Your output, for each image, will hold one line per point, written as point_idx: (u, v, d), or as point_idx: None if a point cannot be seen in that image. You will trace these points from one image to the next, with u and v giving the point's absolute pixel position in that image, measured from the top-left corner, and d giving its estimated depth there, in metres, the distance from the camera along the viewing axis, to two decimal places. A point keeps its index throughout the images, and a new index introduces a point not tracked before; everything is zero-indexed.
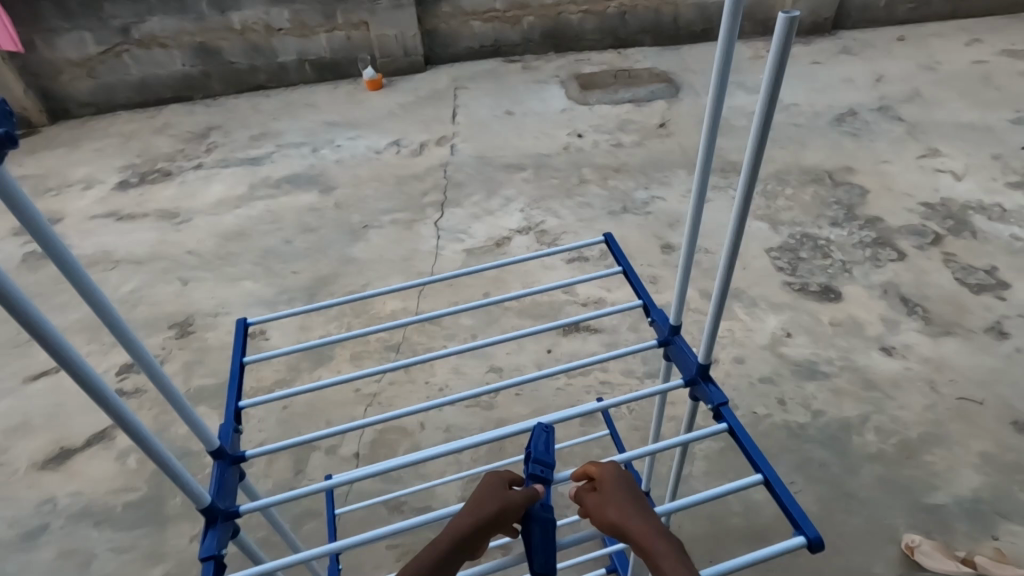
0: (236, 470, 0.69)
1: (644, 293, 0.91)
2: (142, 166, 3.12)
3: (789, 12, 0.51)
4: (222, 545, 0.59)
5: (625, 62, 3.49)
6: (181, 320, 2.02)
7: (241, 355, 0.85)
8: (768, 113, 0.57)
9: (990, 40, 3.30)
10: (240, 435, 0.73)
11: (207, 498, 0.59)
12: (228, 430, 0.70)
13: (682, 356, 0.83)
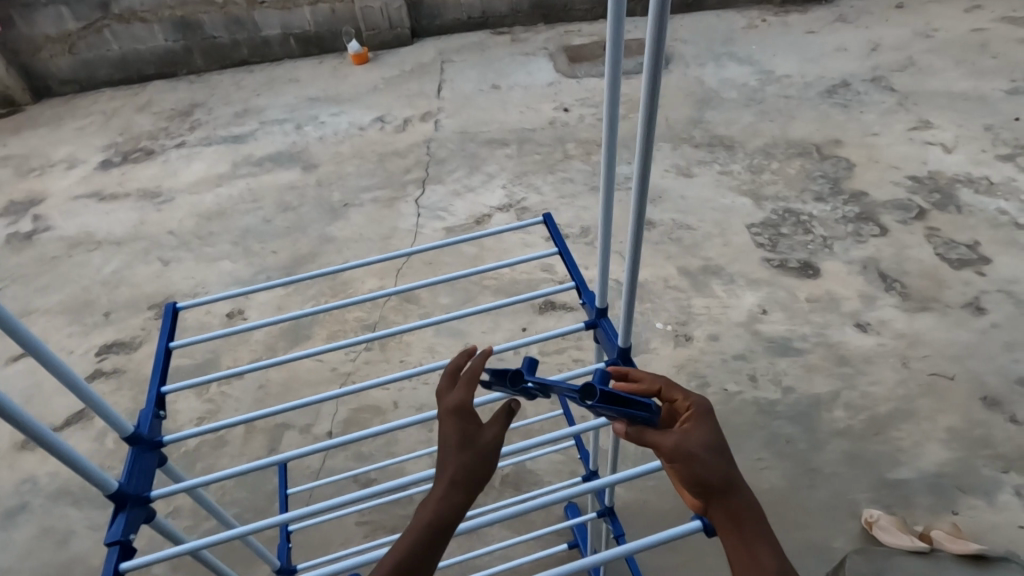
0: (156, 455, 0.68)
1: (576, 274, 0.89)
2: (125, 145, 3.09)
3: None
4: (132, 530, 0.58)
5: (615, 33, 3.40)
6: (161, 301, 2.03)
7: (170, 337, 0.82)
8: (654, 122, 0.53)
9: (991, 6, 3.20)
10: (161, 420, 0.70)
11: (116, 485, 0.59)
12: (148, 414, 0.68)
13: (609, 337, 0.82)
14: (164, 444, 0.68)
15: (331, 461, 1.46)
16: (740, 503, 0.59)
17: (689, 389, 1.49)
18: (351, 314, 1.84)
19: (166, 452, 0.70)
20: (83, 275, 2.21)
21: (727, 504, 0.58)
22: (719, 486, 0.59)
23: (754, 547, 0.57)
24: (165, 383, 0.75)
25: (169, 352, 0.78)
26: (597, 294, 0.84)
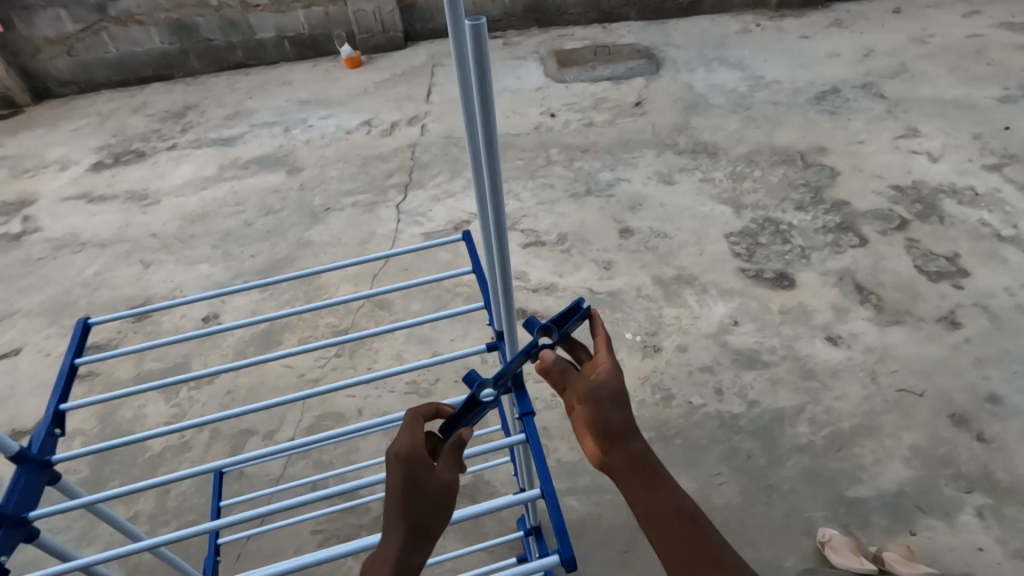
0: (43, 475, 0.74)
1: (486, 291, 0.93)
2: (117, 146, 3.12)
3: (474, 20, 0.49)
4: (4, 551, 0.65)
5: (608, 37, 3.38)
6: (139, 304, 2.04)
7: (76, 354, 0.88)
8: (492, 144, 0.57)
9: (990, 12, 3.14)
10: (53, 439, 0.78)
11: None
12: (39, 435, 0.75)
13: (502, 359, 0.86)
14: (52, 464, 0.75)
15: (292, 468, 1.46)
16: (646, 456, 0.66)
17: (652, 402, 1.47)
18: (324, 320, 1.85)
19: (55, 470, 0.77)
20: (66, 276, 2.23)
21: (632, 454, 0.66)
22: (617, 429, 0.67)
23: (655, 496, 0.65)
24: (65, 401, 0.81)
25: (73, 371, 0.86)
26: (493, 317, 0.87)
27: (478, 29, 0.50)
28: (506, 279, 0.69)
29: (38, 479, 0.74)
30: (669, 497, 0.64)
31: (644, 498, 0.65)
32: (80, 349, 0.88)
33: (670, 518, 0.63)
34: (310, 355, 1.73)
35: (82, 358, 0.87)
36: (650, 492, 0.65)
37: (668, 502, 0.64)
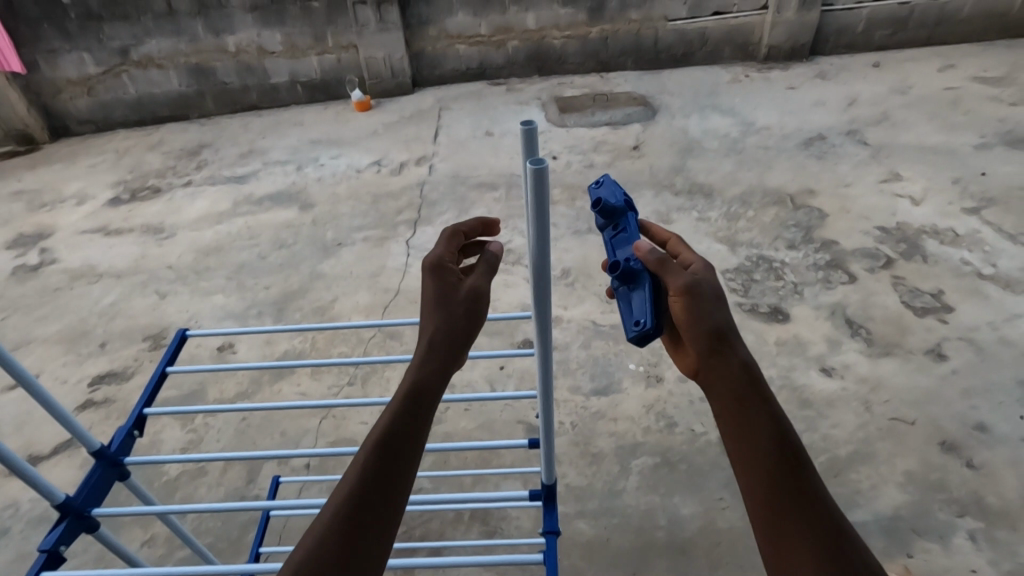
0: (115, 470, 0.88)
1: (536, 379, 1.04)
2: (133, 182, 3.22)
3: (539, 167, 0.57)
4: (63, 541, 0.79)
5: (605, 86, 3.57)
6: (155, 333, 2.10)
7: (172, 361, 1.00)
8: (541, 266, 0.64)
9: (963, 66, 3.34)
10: (134, 439, 0.90)
11: (63, 497, 0.79)
12: (120, 435, 0.88)
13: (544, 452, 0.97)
14: (122, 464, 0.88)
15: (307, 492, 1.50)
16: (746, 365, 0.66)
17: (656, 430, 1.53)
18: (337, 349, 1.92)
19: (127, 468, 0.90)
20: (81, 305, 2.29)
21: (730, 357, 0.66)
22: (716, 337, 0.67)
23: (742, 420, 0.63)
24: (149, 405, 0.94)
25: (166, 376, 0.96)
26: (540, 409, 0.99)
27: (540, 171, 0.57)
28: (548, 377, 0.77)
29: (110, 474, 0.87)
30: (767, 434, 0.62)
31: (733, 412, 0.64)
32: (173, 357, 0.98)
33: (759, 448, 0.62)
34: (324, 384, 1.80)
35: (172, 366, 0.96)
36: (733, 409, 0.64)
37: (761, 436, 0.62)
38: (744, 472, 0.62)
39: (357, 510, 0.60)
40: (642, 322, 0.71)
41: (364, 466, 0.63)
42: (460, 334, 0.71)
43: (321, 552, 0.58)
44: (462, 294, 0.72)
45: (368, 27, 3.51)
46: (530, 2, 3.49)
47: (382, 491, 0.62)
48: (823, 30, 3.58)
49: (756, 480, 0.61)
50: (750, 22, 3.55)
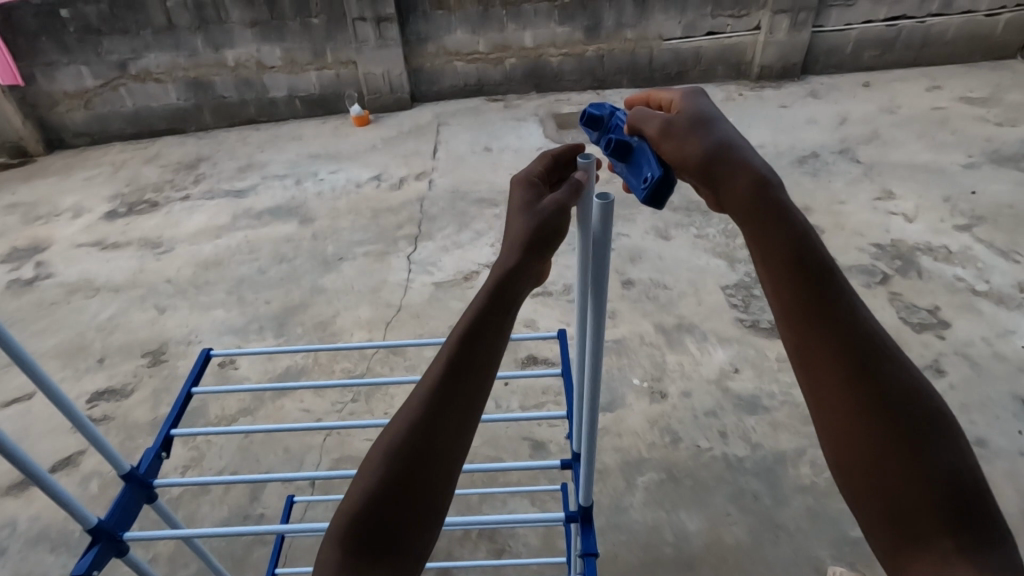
0: (144, 492, 0.90)
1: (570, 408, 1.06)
2: (130, 195, 3.21)
3: (605, 199, 0.61)
4: (96, 566, 0.79)
5: (602, 103, 3.62)
6: (154, 348, 2.09)
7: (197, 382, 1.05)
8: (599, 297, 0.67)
9: (949, 87, 3.43)
10: (162, 461, 0.93)
11: (95, 521, 0.80)
12: (148, 457, 0.91)
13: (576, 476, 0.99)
14: (151, 485, 0.90)
15: (312, 511, 1.49)
16: (776, 197, 0.58)
17: (661, 445, 1.54)
18: (340, 365, 1.92)
19: (154, 491, 0.92)
20: (79, 320, 2.27)
21: (751, 189, 0.59)
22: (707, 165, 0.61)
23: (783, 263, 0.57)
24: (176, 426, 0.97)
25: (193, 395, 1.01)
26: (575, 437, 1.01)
27: (606, 204, 0.60)
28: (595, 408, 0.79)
29: (139, 496, 0.90)
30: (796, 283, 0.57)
31: (767, 252, 0.58)
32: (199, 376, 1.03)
33: (800, 290, 0.56)
34: (327, 400, 1.79)
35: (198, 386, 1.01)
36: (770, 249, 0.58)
37: (804, 275, 0.57)
38: (781, 314, 0.58)
39: (427, 429, 0.57)
40: (649, 175, 0.65)
41: (433, 381, 0.59)
42: (546, 242, 0.63)
43: (390, 471, 0.55)
44: (548, 202, 0.64)
45: (367, 43, 3.54)
46: (528, 20, 3.54)
47: (435, 433, 0.57)
48: (814, 50, 3.66)
49: (801, 325, 0.56)
50: (743, 42, 3.63)
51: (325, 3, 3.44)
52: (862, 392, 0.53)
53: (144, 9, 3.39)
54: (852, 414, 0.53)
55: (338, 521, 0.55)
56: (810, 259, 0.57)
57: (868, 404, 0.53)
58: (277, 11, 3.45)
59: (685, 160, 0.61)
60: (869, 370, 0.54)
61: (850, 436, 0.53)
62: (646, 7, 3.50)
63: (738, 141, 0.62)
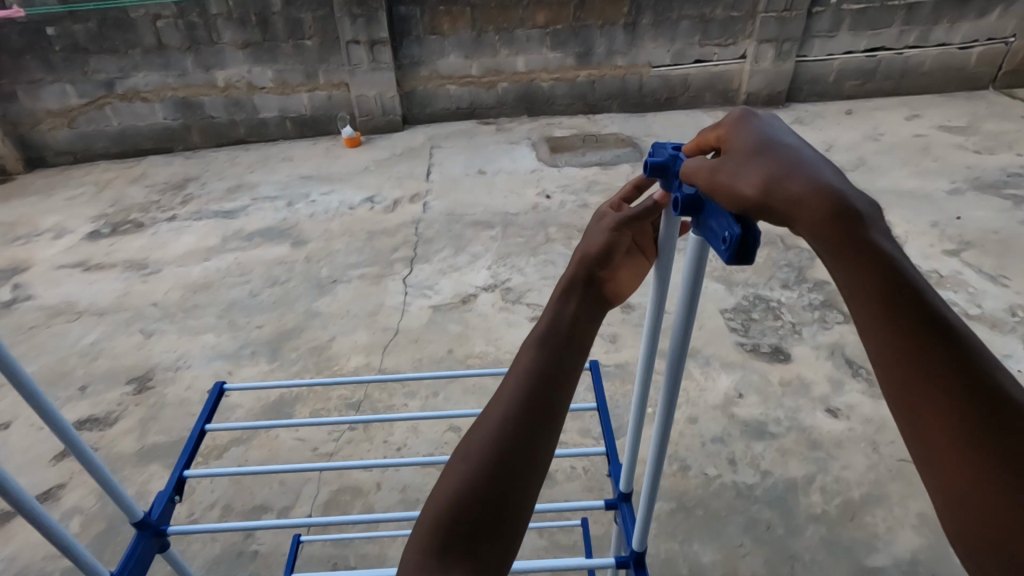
0: (156, 540, 0.95)
1: (613, 455, 1.10)
2: (115, 216, 3.13)
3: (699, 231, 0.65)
4: None
5: (594, 127, 3.66)
6: (140, 374, 2.01)
7: (207, 421, 1.17)
8: (685, 325, 0.71)
9: (929, 115, 3.54)
10: (173, 505, 0.98)
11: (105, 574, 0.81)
12: (160, 504, 0.96)
13: (624, 518, 1.03)
14: (165, 532, 0.96)
15: (310, 547, 1.42)
16: (859, 217, 0.48)
17: (670, 473, 1.51)
18: (336, 392, 1.86)
19: (165, 539, 0.98)
20: (60, 346, 2.18)
21: (827, 211, 0.47)
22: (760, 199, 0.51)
23: (879, 293, 0.46)
24: (187, 469, 1.04)
25: (204, 433, 1.14)
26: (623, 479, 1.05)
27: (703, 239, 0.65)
28: (664, 437, 0.82)
29: (153, 544, 0.95)
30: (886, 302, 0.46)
31: (858, 283, 0.47)
32: (209, 415, 1.18)
33: (904, 323, 0.45)
34: (324, 429, 1.73)
35: (209, 425, 1.16)
36: (862, 275, 0.47)
37: (905, 307, 0.46)
38: (879, 355, 0.46)
39: (512, 429, 0.54)
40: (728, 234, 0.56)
41: (514, 382, 0.58)
42: (614, 252, 0.68)
43: (479, 473, 0.52)
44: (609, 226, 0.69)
45: (360, 66, 3.53)
46: (520, 46, 3.58)
47: (522, 437, 0.54)
48: (798, 79, 3.76)
49: (908, 366, 0.45)
50: (730, 70, 3.71)
51: (319, 26, 3.44)
52: (993, 443, 0.42)
53: (133, 29, 3.35)
54: (989, 477, 0.42)
55: (422, 525, 0.51)
56: (908, 289, 0.46)
57: (1007, 464, 0.42)
58: (270, 33, 3.44)
59: (736, 200, 0.53)
60: (1003, 421, 0.43)
61: (994, 511, 0.41)
62: (636, 35, 3.57)
63: (807, 160, 0.51)
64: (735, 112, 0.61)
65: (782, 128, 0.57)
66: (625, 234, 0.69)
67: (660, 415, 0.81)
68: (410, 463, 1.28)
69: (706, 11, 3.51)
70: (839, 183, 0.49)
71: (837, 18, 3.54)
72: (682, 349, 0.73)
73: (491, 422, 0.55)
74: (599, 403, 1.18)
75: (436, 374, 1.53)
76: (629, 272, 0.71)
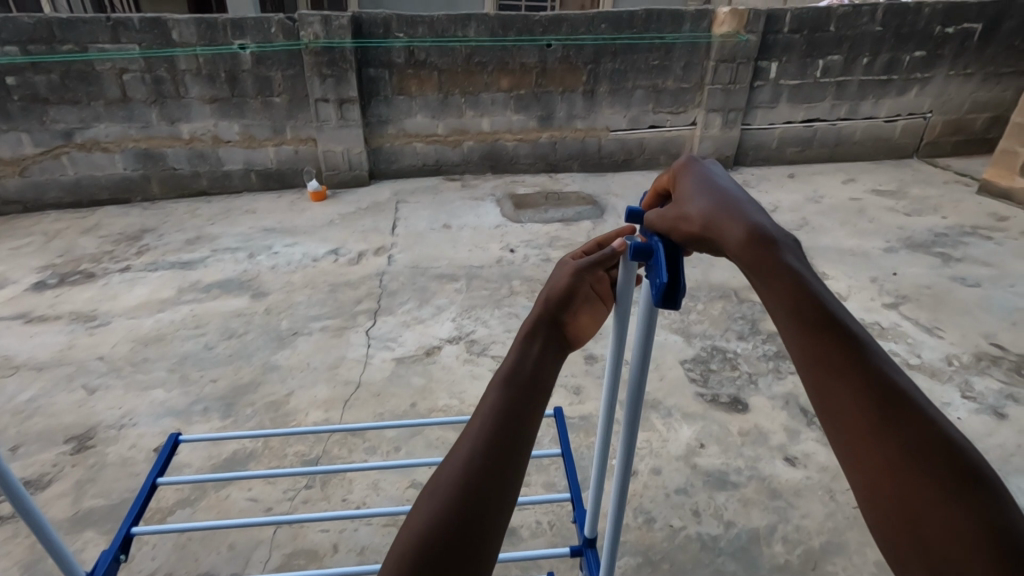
0: None
1: (578, 501, 1.11)
2: (63, 267, 3.01)
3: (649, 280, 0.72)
4: None
5: (557, 185, 3.80)
6: (80, 433, 1.89)
7: (157, 474, 1.15)
8: (640, 369, 0.75)
9: (862, 180, 3.84)
10: (119, 563, 0.98)
11: None
12: (102, 562, 0.95)
13: (589, 566, 1.04)
14: None
15: None
16: (778, 242, 0.58)
17: (635, 526, 1.50)
18: (293, 448, 1.80)
19: None
20: None
21: (752, 235, 0.58)
22: (701, 231, 0.62)
23: (797, 305, 0.54)
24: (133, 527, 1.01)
25: (154, 488, 1.11)
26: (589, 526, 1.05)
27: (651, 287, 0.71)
28: (625, 484, 0.84)
29: None
30: (809, 320, 0.53)
31: (781, 301, 0.55)
32: (162, 469, 1.14)
33: (815, 331, 0.53)
34: (279, 488, 1.66)
35: (162, 478, 1.12)
36: (781, 292, 0.55)
37: (819, 322, 0.53)
38: (801, 363, 0.53)
39: (481, 466, 0.55)
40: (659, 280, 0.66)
41: (481, 420, 0.60)
42: (576, 296, 0.70)
43: (448, 510, 0.52)
44: (569, 271, 0.73)
45: (328, 123, 3.60)
46: (485, 108, 3.74)
47: (491, 475, 0.55)
48: (744, 144, 4.03)
49: (824, 372, 0.51)
50: (682, 135, 3.96)
51: (288, 84, 3.52)
52: (908, 441, 0.47)
53: (98, 81, 3.34)
54: (896, 465, 0.46)
55: (389, 560, 0.50)
56: (821, 303, 0.54)
57: (914, 452, 0.46)
58: (238, 89, 3.50)
59: (683, 233, 0.64)
60: (907, 416, 0.48)
61: (905, 496, 0.45)
62: (595, 102, 3.78)
63: (739, 201, 0.63)
64: (686, 161, 0.73)
65: (720, 177, 0.69)
66: (586, 279, 0.73)
67: (619, 466, 0.83)
68: (375, 515, 1.24)
69: (658, 82, 3.77)
70: (761, 218, 0.60)
71: (776, 91, 3.86)
72: (639, 399, 0.77)
73: (459, 458, 0.56)
74: (564, 449, 1.18)
75: (398, 427, 1.50)
76: (591, 318, 0.72)
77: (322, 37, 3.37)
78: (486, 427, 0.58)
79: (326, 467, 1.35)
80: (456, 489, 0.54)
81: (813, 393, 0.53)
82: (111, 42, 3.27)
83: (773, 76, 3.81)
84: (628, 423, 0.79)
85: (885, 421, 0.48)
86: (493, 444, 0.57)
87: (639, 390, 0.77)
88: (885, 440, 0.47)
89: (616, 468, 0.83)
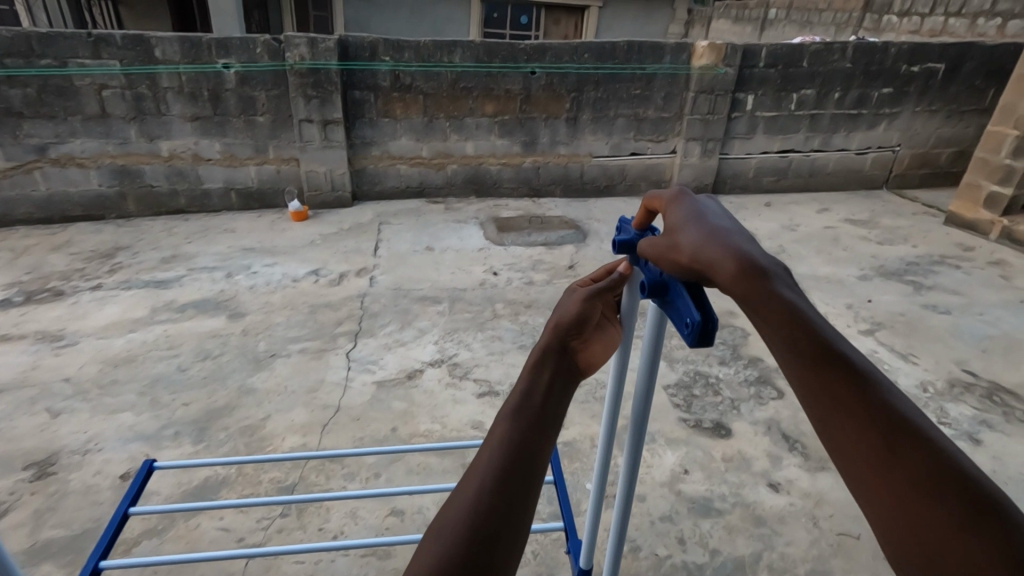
0: None
1: (571, 534, 1.09)
2: (30, 284, 2.91)
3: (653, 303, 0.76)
4: None
5: (539, 210, 3.83)
6: (42, 459, 1.80)
7: (128, 504, 1.10)
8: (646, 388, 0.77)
9: (836, 211, 3.95)
10: None
11: None
12: None
13: None
14: None
15: None
16: (769, 272, 0.57)
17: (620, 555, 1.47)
18: (267, 475, 1.74)
19: None
20: None
21: (743, 267, 0.57)
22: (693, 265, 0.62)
23: (794, 337, 0.54)
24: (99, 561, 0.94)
25: (126, 518, 1.05)
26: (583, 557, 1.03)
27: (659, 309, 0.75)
28: (626, 509, 0.84)
29: None
30: (808, 350, 0.53)
31: (778, 336, 0.55)
32: (134, 498, 1.08)
33: (815, 361, 0.52)
34: (252, 517, 1.59)
35: (134, 508, 1.06)
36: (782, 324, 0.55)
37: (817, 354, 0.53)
38: (807, 394, 0.53)
39: (491, 502, 0.53)
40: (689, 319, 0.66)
41: (489, 452, 0.58)
42: (586, 322, 0.71)
43: (458, 551, 0.50)
44: (577, 300, 0.73)
45: (311, 143, 3.59)
46: (469, 132, 3.77)
47: (502, 512, 0.53)
48: (722, 173, 4.14)
49: (829, 405, 0.51)
50: (663, 163, 4.05)
51: (272, 104, 3.51)
52: (919, 473, 0.47)
53: (76, 96, 3.29)
54: (912, 501, 0.46)
55: None
56: (817, 333, 0.54)
57: (925, 483, 0.46)
58: (221, 108, 3.47)
59: (678, 267, 0.65)
60: (913, 446, 0.48)
61: (922, 535, 0.45)
62: (578, 129, 3.85)
63: (727, 230, 0.63)
64: (674, 190, 0.73)
65: (709, 205, 0.69)
66: (595, 306, 0.74)
67: (622, 491, 0.83)
68: (354, 546, 1.19)
69: (639, 111, 3.85)
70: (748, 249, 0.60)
71: (752, 123, 3.98)
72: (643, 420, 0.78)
73: (467, 494, 0.54)
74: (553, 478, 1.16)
75: (379, 453, 1.46)
76: (603, 345, 0.73)
77: (308, 58, 3.38)
78: (496, 458, 0.57)
79: (306, 495, 1.29)
80: (467, 526, 0.51)
81: (818, 424, 0.52)
82: (92, 58, 3.23)
83: (750, 108, 3.93)
84: (633, 445, 0.80)
85: (892, 453, 0.48)
86: (504, 477, 0.55)
87: (642, 413, 0.79)
88: (894, 472, 0.47)
89: (619, 492, 0.83)
